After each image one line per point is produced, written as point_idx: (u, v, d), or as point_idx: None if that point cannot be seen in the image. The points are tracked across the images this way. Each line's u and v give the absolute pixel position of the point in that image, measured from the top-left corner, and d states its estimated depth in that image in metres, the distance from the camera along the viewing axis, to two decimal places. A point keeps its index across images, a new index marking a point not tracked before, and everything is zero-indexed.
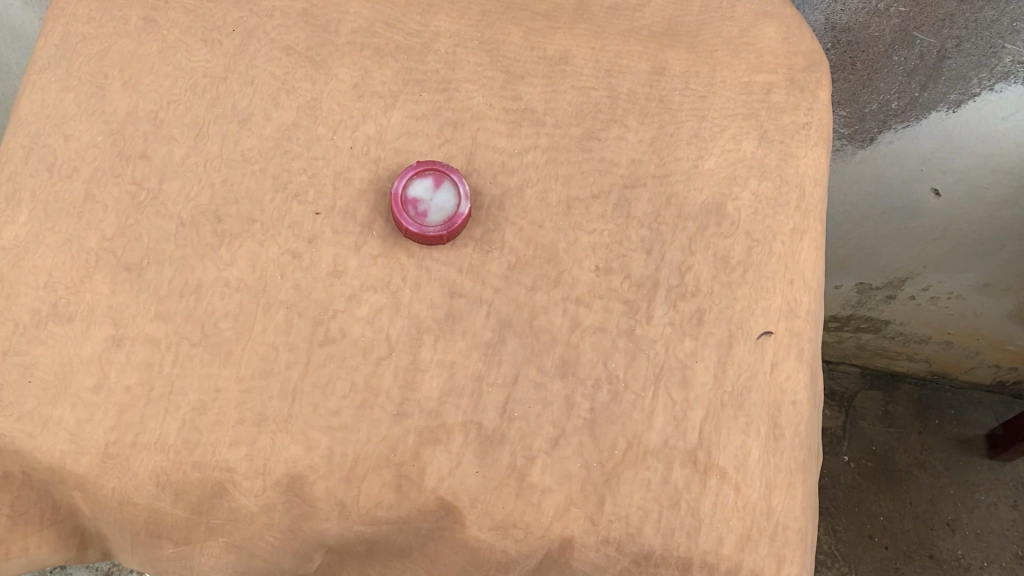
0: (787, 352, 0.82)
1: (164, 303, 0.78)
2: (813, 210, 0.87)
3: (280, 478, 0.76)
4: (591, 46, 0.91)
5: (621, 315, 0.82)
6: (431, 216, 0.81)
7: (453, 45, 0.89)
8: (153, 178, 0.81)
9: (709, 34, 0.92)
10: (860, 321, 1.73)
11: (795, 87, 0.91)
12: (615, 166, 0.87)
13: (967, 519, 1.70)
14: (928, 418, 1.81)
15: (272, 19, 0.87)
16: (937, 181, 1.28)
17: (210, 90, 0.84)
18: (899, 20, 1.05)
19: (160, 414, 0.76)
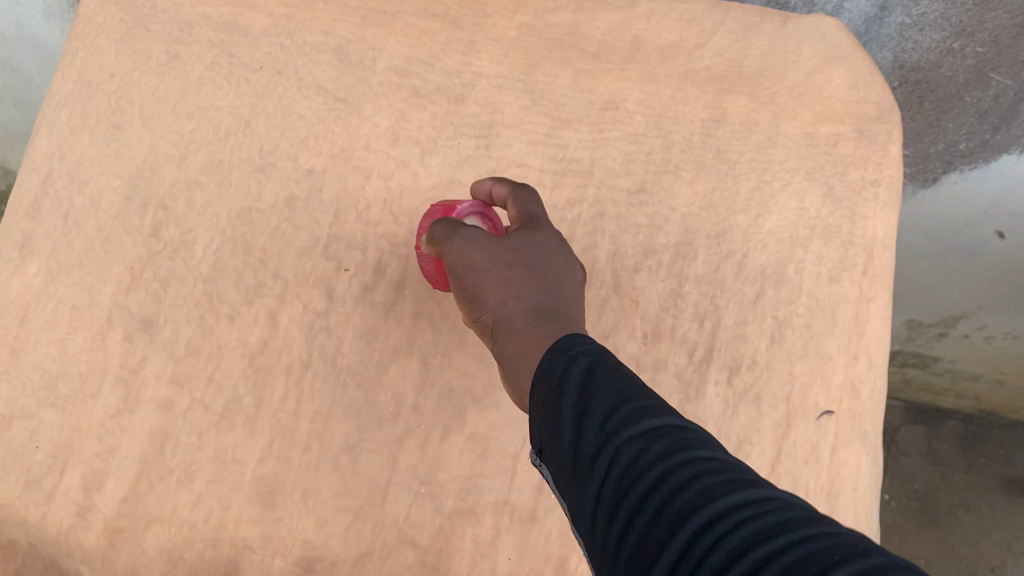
0: (848, 436, 0.76)
1: (181, 365, 0.73)
2: (883, 277, 0.80)
3: (299, 558, 0.71)
4: (643, 91, 0.84)
5: (672, 389, 0.76)
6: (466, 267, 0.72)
7: (495, 87, 0.82)
8: (172, 228, 0.76)
9: (773, 77, 0.85)
10: (908, 356, 1.66)
11: (864, 140, 0.83)
12: (667, 224, 0.81)
13: (1011, 564, 1.59)
14: (973, 457, 1.69)
15: (303, 55, 0.81)
16: (1003, 223, 1.17)
17: (235, 132, 0.79)
18: (974, 60, 0.97)
19: (173, 486, 0.71)
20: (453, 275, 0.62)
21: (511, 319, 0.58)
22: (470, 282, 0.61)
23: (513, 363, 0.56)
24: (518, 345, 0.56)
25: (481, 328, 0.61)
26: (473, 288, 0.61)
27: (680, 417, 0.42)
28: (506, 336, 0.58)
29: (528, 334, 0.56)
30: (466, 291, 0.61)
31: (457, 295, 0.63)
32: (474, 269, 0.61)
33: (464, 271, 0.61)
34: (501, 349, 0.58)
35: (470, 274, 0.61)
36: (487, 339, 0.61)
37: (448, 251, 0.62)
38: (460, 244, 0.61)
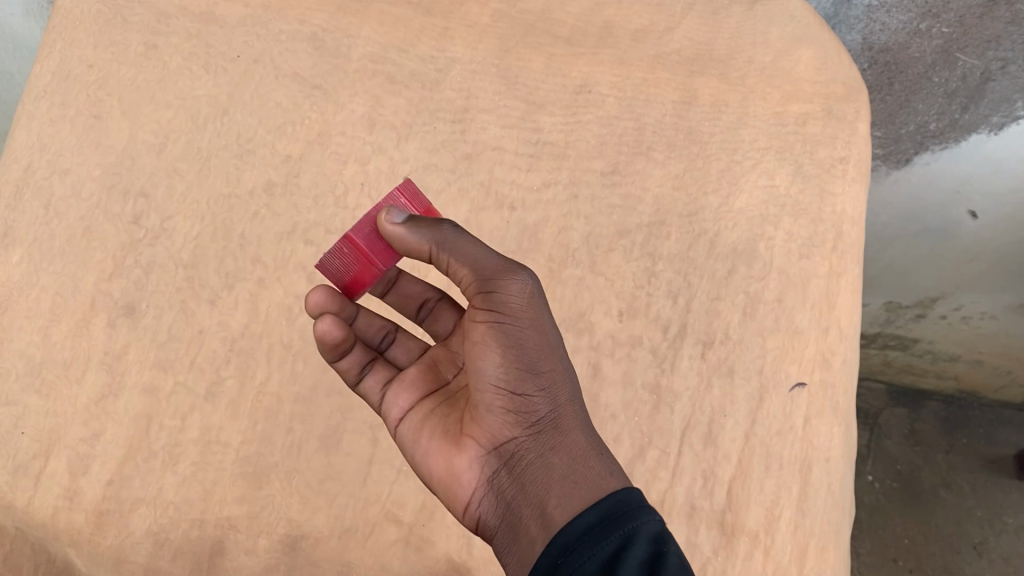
0: (820, 408, 0.76)
1: (164, 349, 0.75)
2: (852, 252, 0.81)
3: (282, 537, 0.71)
4: (615, 74, 0.86)
5: (647, 366, 0.78)
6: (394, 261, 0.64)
7: (469, 72, 0.84)
8: (152, 217, 0.78)
9: (742, 59, 0.87)
10: (888, 339, 1.57)
11: (832, 119, 0.85)
12: (640, 204, 0.82)
13: (994, 542, 1.46)
14: (954, 437, 1.57)
15: (279, 44, 0.83)
16: (974, 203, 1.18)
17: (213, 121, 0.81)
18: (941, 41, 0.98)
19: (158, 467, 0.72)
20: (503, 322, 0.54)
21: (569, 432, 0.55)
22: (529, 354, 0.54)
23: (555, 476, 0.53)
24: (571, 460, 0.54)
25: (503, 398, 0.54)
26: (530, 360, 0.54)
27: (661, 529, 0.48)
28: (554, 444, 0.54)
29: (585, 456, 0.54)
30: (523, 358, 0.54)
31: (499, 347, 0.54)
32: (544, 348, 0.55)
33: (525, 335, 0.54)
34: (542, 457, 0.54)
35: (529, 338, 0.54)
36: (500, 416, 0.55)
37: (515, 297, 0.54)
38: (536, 305, 0.55)
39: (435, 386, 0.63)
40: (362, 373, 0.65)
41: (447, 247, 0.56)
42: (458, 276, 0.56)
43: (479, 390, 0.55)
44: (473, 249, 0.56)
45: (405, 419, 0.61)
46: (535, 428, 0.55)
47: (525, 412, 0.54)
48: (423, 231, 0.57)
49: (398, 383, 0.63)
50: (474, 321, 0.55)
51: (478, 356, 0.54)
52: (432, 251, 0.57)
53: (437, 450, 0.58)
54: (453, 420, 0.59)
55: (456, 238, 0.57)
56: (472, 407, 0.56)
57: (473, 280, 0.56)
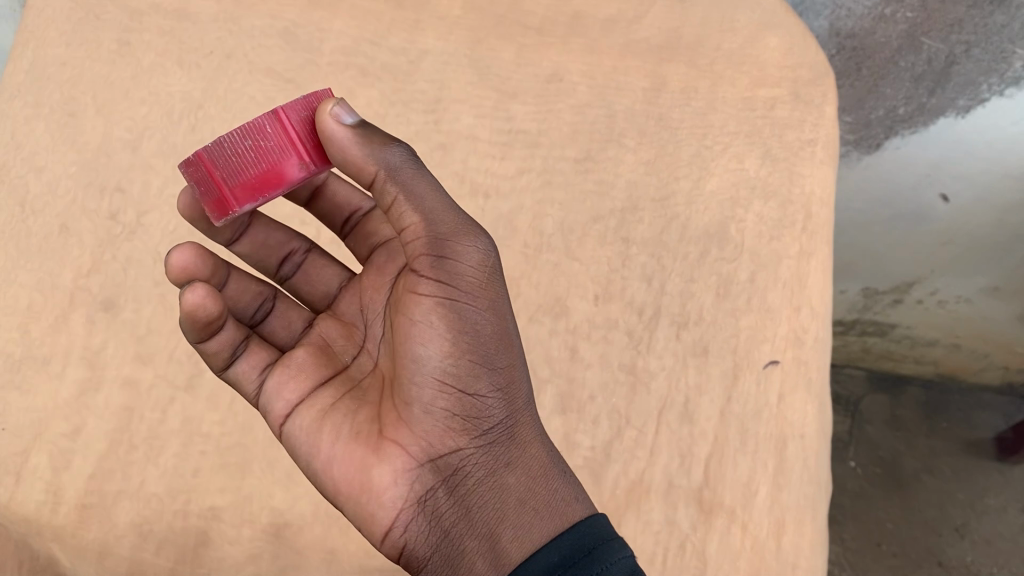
0: (794, 383, 0.77)
1: (145, 342, 0.76)
2: (822, 232, 0.82)
3: (266, 526, 0.71)
4: (585, 62, 0.88)
5: (623, 347, 0.79)
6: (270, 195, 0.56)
7: (441, 63, 0.87)
8: (130, 213, 0.80)
9: (711, 45, 0.88)
10: (866, 325, 1.52)
11: (799, 102, 0.86)
12: (614, 190, 0.84)
13: (977, 523, 1.42)
14: (935, 421, 1.52)
15: (251, 39, 0.86)
16: (946, 184, 1.15)
17: (187, 116, 0.83)
18: (906, 25, 1.00)
19: (141, 459, 0.73)
20: (458, 300, 0.52)
21: (525, 445, 0.56)
22: (486, 348, 0.53)
23: (510, 500, 0.53)
24: (528, 480, 0.54)
25: (451, 401, 0.52)
26: (484, 356, 0.53)
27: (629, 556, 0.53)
28: (510, 459, 0.55)
29: (543, 475, 0.55)
30: (479, 354, 0.53)
31: (452, 335, 0.52)
32: (502, 343, 0.54)
33: (484, 325, 0.53)
34: (495, 471, 0.54)
35: (484, 325, 0.53)
36: (444, 420, 0.53)
37: (470, 271, 0.52)
38: (493, 285, 0.53)
39: (331, 371, 0.60)
40: (233, 356, 0.60)
41: (400, 178, 0.51)
42: (402, 221, 0.52)
43: (422, 387, 0.52)
44: (428, 192, 0.52)
45: (298, 411, 0.57)
46: (487, 438, 0.54)
47: (477, 419, 0.54)
48: (372, 150, 0.51)
49: (282, 371, 0.59)
50: (420, 294, 0.52)
51: (420, 345, 0.52)
52: (379, 175, 0.52)
53: (348, 454, 0.55)
54: (364, 418, 0.56)
55: (408, 172, 0.52)
56: (405, 409, 0.53)
57: (421, 231, 0.52)
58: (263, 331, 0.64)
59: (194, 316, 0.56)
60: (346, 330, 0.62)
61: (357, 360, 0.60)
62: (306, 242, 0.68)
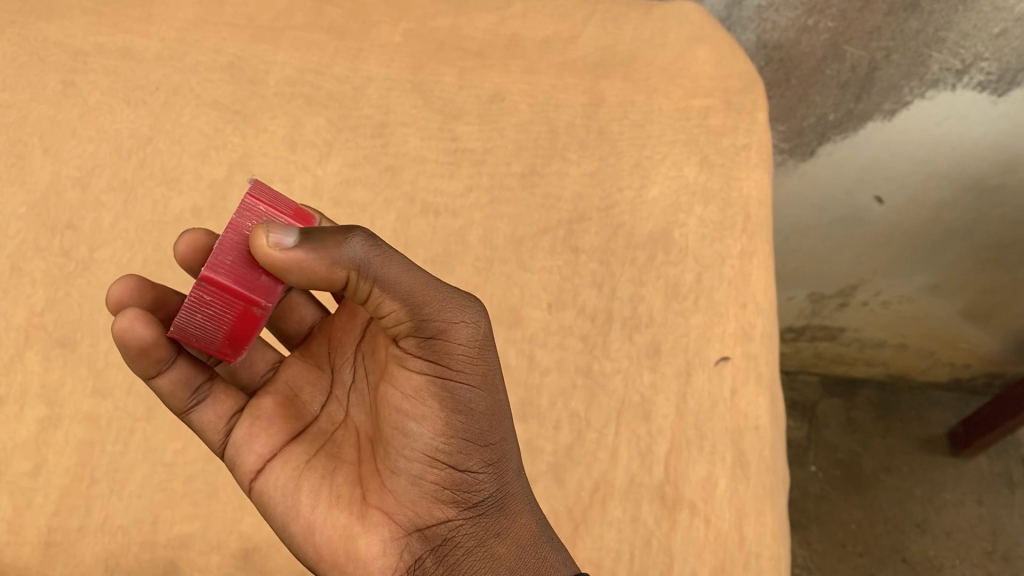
0: (745, 377, 0.79)
1: (102, 376, 0.76)
2: (761, 231, 0.85)
3: (235, 552, 0.71)
4: (525, 82, 0.91)
5: (578, 352, 0.81)
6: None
7: (386, 88, 0.89)
8: (82, 249, 0.80)
9: (644, 61, 0.92)
10: (815, 330, 1.54)
11: (732, 110, 0.90)
12: (560, 201, 0.86)
13: (936, 518, 1.45)
14: (889, 421, 1.55)
15: (197, 74, 0.88)
16: (879, 187, 1.19)
17: (137, 152, 0.85)
18: (828, 34, 1.03)
19: (104, 493, 0.72)
20: (449, 379, 0.53)
21: (515, 516, 0.58)
22: (479, 426, 0.55)
23: (499, 569, 0.56)
24: (518, 548, 0.57)
25: (441, 475, 0.55)
26: (475, 434, 0.54)
27: None
28: (500, 530, 0.57)
29: (533, 544, 0.58)
30: (472, 432, 0.54)
31: (444, 415, 0.54)
32: (494, 418, 0.55)
33: (476, 403, 0.54)
34: (486, 540, 0.57)
35: (471, 407, 0.54)
36: (434, 491, 0.56)
37: (462, 351, 0.52)
38: (485, 360, 0.53)
39: (301, 425, 0.60)
40: (194, 399, 0.59)
41: (372, 270, 0.50)
42: (383, 308, 0.51)
43: (413, 460, 0.55)
44: (402, 274, 0.50)
45: (271, 468, 0.58)
46: (477, 509, 0.57)
47: (468, 492, 0.56)
48: (335, 253, 0.49)
49: (252, 423, 0.59)
50: (410, 371, 0.54)
51: (412, 421, 0.54)
52: (350, 276, 0.50)
53: (332, 521, 0.56)
54: (342, 483, 0.57)
55: (382, 255, 0.50)
56: (395, 479, 0.56)
57: (403, 316, 0.51)
58: (224, 368, 0.64)
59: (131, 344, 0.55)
60: (314, 375, 0.63)
61: (326, 410, 0.61)
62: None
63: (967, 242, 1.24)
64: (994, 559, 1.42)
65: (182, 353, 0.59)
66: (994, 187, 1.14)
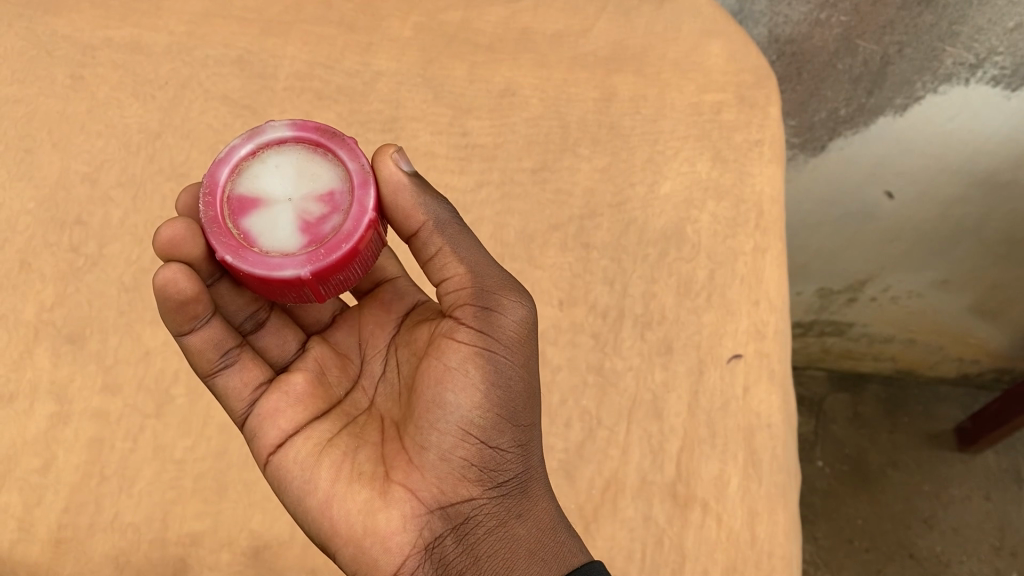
0: (758, 375, 0.78)
1: (112, 373, 0.76)
2: (774, 228, 0.84)
3: (244, 549, 0.71)
4: (536, 76, 0.90)
5: (590, 350, 0.80)
6: (234, 219, 0.55)
7: (396, 83, 0.89)
8: (91, 244, 0.80)
9: (656, 54, 0.91)
10: (824, 325, 1.53)
11: (745, 105, 0.89)
12: (571, 197, 0.86)
13: (944, 514, 1.45)
14: (897, 416, 1.55)
15: (206, 68, 0.88)
16: (890, 183, 1.18)
17: (145, 146, 0.84)
18: (841, 29, 1.02)
19: (114, 490, 0.72)
20: (494, 352, 0.56)
21: (537, 500, 0.57)
22: (514, 404, 0.56)
23: (520, 549, 0.54)
24: (538, 531, 0.56)
25: (471, 451, 0.55)
26: (509, 411, 0.56)
27: None
28: (521, 512, 0.56)
29: (553, 528, 0.56)
30: (506, 409, 0.56)
31: (483, 386, 0.55)
32: (528, 401, 0.57)
33: (515, 381, 0.56)
34: (509, 522, 0.56)
35: (508, 381, 0.56)
36: (460, 468, 0.55)
37: (511, 326, 0.56)
38: (528, 343, 0.57)
39: (326, 406, 0.61)
40: (221, 363, 0.61)
41: (449, 232, 0.58)
42: (447, 271, 0.58)
43: (444, 433, 0.55)
44: (472, 247, 0.59)
45: (293, 441, 0.58)
46: (500, 490, 0.56)
47: (494, 471, 0.56)
48: (428, 199, 0.58)
49: (281, 397, 0.60)
50: (456, 343, 0.56)
51: (447, 390, 0.55)
52: (430, 228, 0.58)
53: (352, 495, 0.56)
54: (366, 459, 0.58)
55: (456, 228, 0.59)
56: (422, 454, 0.56)
57: (466, 282, 0.58)
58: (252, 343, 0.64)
59: (165, 291, 0.56)
60: (342, 362, 0.64)
61: (351, 397, 0.63)
62: None
63: (978, 238, 1.23)
64: (1001, 555, 1.41)
65: (214, 315, 0.60)
66: (1006, 182, 1.13)
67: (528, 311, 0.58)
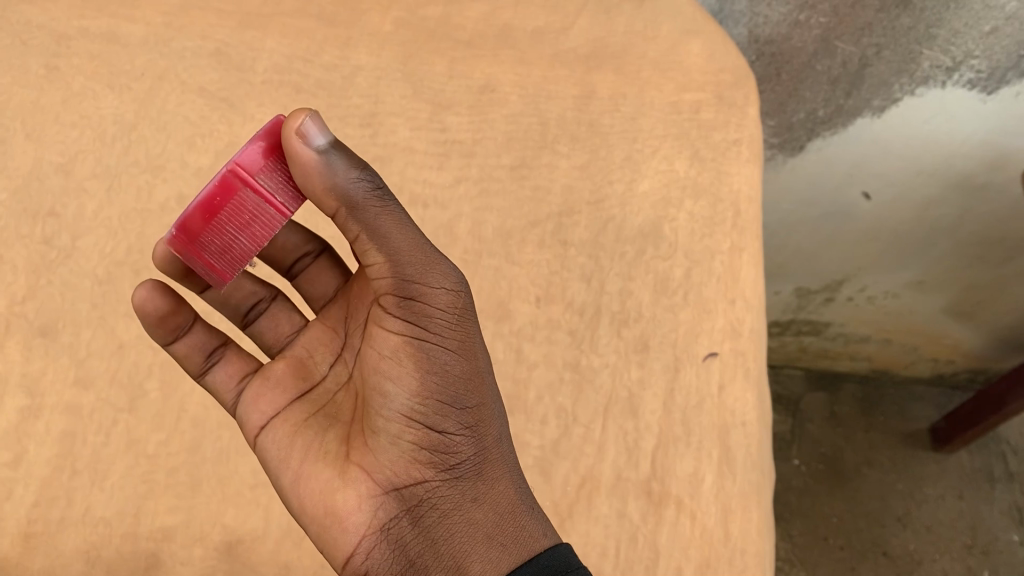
0: (733, 373, 0.79)
1: (85, 366, 0.75)
2: (751, 227, 0.85)
3: (218, 544, 0.70)
4: (516, 73, 0.90)
5: (566, 347, 0.80)
6: None
7: (375, 77, 0.88)
8: (65, 236, 0.79)
9: (635, 53, 0.92)
10: (801, 325, 1.54)
11: (723, 104, 0.90)
12: (549, 195, 0.86)
13: (917, 513, 1.46)
14: (872, 416, 1.56)
15: (183, 60, 0.87)
16: (867, 184, 1.19)
17: (121, 138, 0.84)
18: (820, 30, 1.02)
19: (86, 484, 0.71)
20: (425, 339, 0.54)
21: (494, 482, 0.57)
22: (454, 387, 0.55)
23: (476, 533, 0.54)
24: (495, 515, 0.55)
25: (417, 435, 0.55)
26: (452, 395, 0.55)
27: None
28: (477, 495, 0.56)
29: (513, 512, 0.56)
30: (447, 393, 0.54)
31: (417, 373, 0.54)
32: (471, 382, 0.55)
33: (452, 365, 0.55)
34: (463, 506, 0.55)
35: (444, 366, 0.54)
36: (408, 454, 0.55)
37: (440, 313, 0.54)
38: (464, 326, 0.55)
39: (307, 386, 0.63)
40: (209, 362, 0.65)
41: (364, 216, 0.52)
42: (369, 258, 0.53)
43: (390, 419, 0.55)
44: (396, 230, 0.52)
45: (273, 424, 0.61)
46: (454, 472, 0.56)
47: (444, 453, 0.55)
48: (335, 176, 0.51)
49: (262, 383, 0.63)
50: (389, 331, 0.55)
51: (388, 377, 0.55)
52: (344, 214, 0.52)
53: (317, 476, 0.57)
54: (333, 440, 0.59)
55: (375, 207, 0.52)
56: (375, 437, 0.56)
57: (386, 271, 0.53)
58: (253, 329, 0.69)
59: (143, 308, 0.62)
60: (328, 341, 0.64)
61: (334, 371, 0.63)
62: (320, 246, 0.68)
63: (955, 239, 1.24)
64: (973, 553, 1.42)
65: (201, 319, 0.66)
66: (980, 186, 1.14)
67: (456, 283, 0.55)
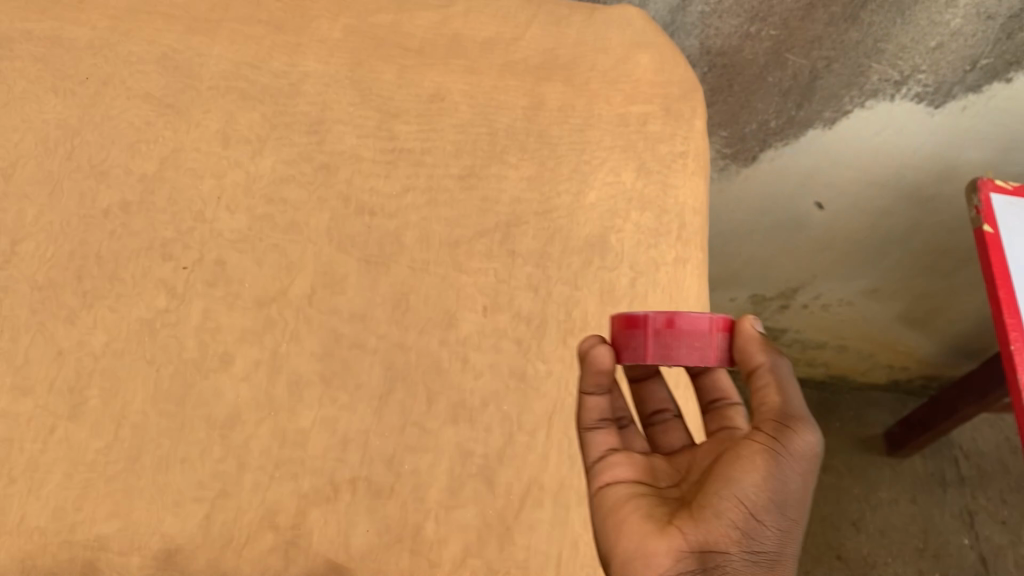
0: (676, 382, 0.80)
1: (23, 372, 0.75)
2: (696, 239, 0.86)
3: (157, 553, 0.70)
4: (466, 82, 0.91)
5: (512, 356, 0.80)
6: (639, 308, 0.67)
7: (323, 84, 0.88)
8: (5, 242, 0.79)
9: (585, 66, 0.93)
10: (757, 331, 1.55)
11: (671, 117, 0.91)
12: (497, 205, 0.86)
13: (870, 517, 1.48)
14: (830, 420, 1.59)
15: (128, 65, 0.87)
16: (819, 194, 1.21)
17: (63, 143, 0.83)
18: (770, 42, 1.01)
19: (22, 492, 0.71)
20: (782, 455, 0.54)
21: None
22: (788, 496, 0.54)
23: None
24: None
25: (739, 512, 0.53)
26: (784, 500, 0.54)
27: None
28: None
29: None
30: (778, 496, 0.54)
31: (768, 466, 0.54)
32: (803, 501, 0.55)
33: (797, 478, 0.54)
34: None
35: (786, 477, 0.54)
36: (733, 528, 0.53)
37: (806, 448, 0.55)
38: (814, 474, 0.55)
39: (647, 484, 0.61)
40: (599, 422, 0.65)
41: (779, 373, 0.59)
42: (765, 400, 0.58)
43: (726, 494, 0.53)
44: (798, 395, 0.58)
45: (618, 485, 0.60)
46: (750, 560, 0.53)
47: (749, 540, 0.53)
48: (772, 356, 0.60)
49: (628, 457, 0.63)
50: (754, 441, 0.56)
51: (743, 466, 0.54)
52: (761, 369, 0.59)
53: (640, 529, 0.55)
54: (662, 511, 0.57)
55: (790, 381, 0.59)
56: (706, 507, 0.54)
57: (773, 413, 0.57)
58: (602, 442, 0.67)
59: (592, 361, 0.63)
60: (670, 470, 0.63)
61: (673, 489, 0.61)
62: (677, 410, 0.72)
63: (905, 248, 1.28)
64: (924, 557, 1.45)
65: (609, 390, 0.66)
66: (931, 197, 1.18)
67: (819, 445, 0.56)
